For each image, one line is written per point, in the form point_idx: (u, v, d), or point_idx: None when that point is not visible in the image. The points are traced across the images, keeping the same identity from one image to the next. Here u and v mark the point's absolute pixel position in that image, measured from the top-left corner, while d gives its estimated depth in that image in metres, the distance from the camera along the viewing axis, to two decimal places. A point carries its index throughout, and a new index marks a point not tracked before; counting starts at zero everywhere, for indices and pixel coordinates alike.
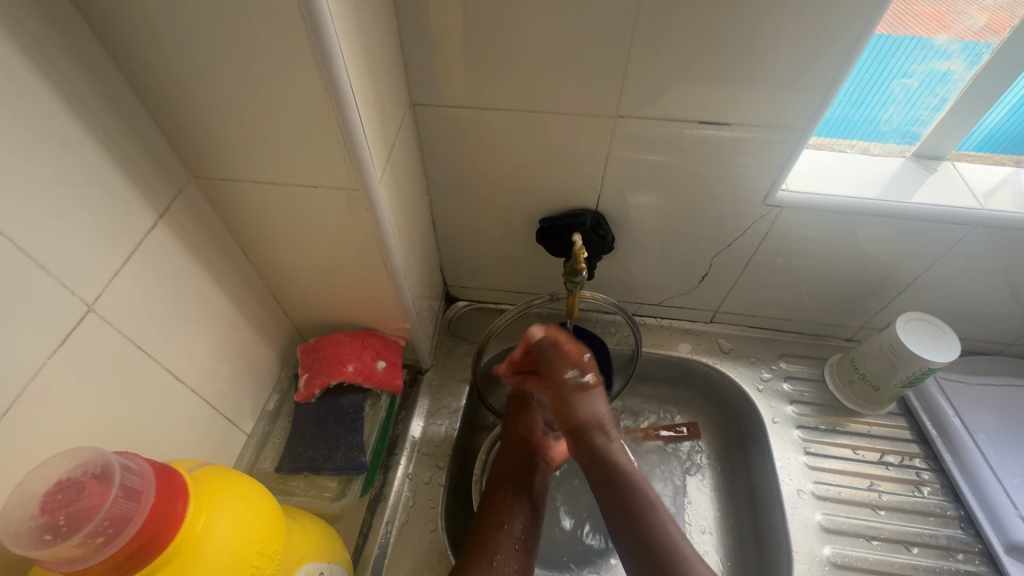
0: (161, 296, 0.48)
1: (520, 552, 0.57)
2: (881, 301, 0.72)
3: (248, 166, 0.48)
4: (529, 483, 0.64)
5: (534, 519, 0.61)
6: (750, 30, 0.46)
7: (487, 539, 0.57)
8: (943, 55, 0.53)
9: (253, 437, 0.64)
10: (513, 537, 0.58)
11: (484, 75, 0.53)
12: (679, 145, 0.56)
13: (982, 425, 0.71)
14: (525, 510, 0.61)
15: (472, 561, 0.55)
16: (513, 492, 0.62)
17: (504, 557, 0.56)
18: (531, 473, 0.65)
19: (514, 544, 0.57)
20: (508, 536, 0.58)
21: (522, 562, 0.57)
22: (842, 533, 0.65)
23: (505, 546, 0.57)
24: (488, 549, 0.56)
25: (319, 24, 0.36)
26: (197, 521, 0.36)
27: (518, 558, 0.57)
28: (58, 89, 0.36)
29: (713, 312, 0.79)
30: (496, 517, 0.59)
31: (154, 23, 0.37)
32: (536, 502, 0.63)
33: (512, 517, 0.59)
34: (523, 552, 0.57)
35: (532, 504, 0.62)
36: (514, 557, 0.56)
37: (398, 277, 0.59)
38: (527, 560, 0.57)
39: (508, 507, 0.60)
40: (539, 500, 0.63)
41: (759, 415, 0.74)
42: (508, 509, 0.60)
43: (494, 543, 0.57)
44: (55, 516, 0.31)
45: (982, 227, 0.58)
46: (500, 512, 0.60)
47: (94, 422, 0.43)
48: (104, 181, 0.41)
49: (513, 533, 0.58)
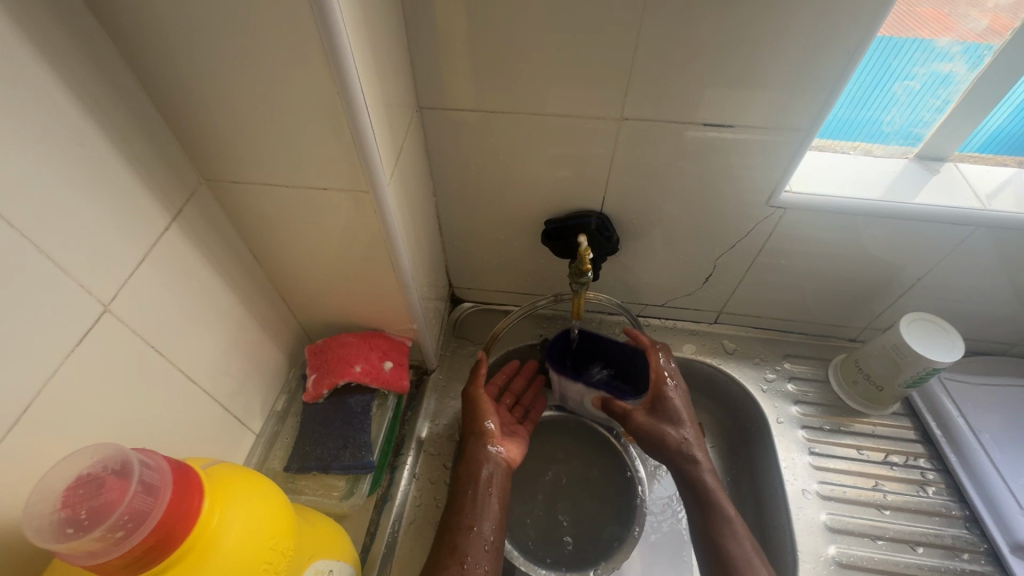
0: (173, 296, 0.48)
1: (490, 552, 0.58)
2: (885, 301, 0.72)
3: (259, 169, 0.48)
4: (497, 480, 0.63)
5: (502, 516, 0.61)
6: (753, 35, 0.47)
7: (459, 541, 0.58)
8: (945, 57, 0.53)
9: (261, 437, 0.65)
10: (483, 538, 0.58)
11: (490, 78, 0.54)
12: (684, 147, 0.57)
13: (987, 425, 0.71)
14: (494, 510, 0.61)
15: (443, 565, 0.55)
16: (480, 493, 0.61)
17: (475, 559, 0.56)
18: (498, 469, 0.64)
19: (483, 544, 0.58)
20: (478, 535, 0.58)
21: (492, 563, 0.57)
22: (847, 533, 0.66)
23: (476, 547, 0.57)
24: (458, 551, 0.57)
25: (332, 30, 0.37)
26: (211, 519, 0.36)
27: (488, 559, 0.57)
28: (75, 93, 0.37)
29: (717, 312, 0.80)
30: (466, 518, 0.59)
31: (169, 28, 0.38)
32: (505, 498, 0.62)
33: (479, 516, 0.60)
34: (494, 552, 0.58)
35: (501, 503, 0.62)
36: (485, 558, 0.57)
37: (406, 278, 0.60)
38: (497, 559, 0.58)
39: (477, 507, 0.60)
40: (507, 497, 0.64)
41: (764, 416, 0.74)
42: (477, 509, 0.60)
43: (464, 545, 0.57)
44: (76, 510, 0.32)
45: (985, 227, 0.59)
46: (467, 512, 0.60)
47: (108, 420, 0.43)
48: (118, 184, 0.42)
49: (483, 534, 0.59)
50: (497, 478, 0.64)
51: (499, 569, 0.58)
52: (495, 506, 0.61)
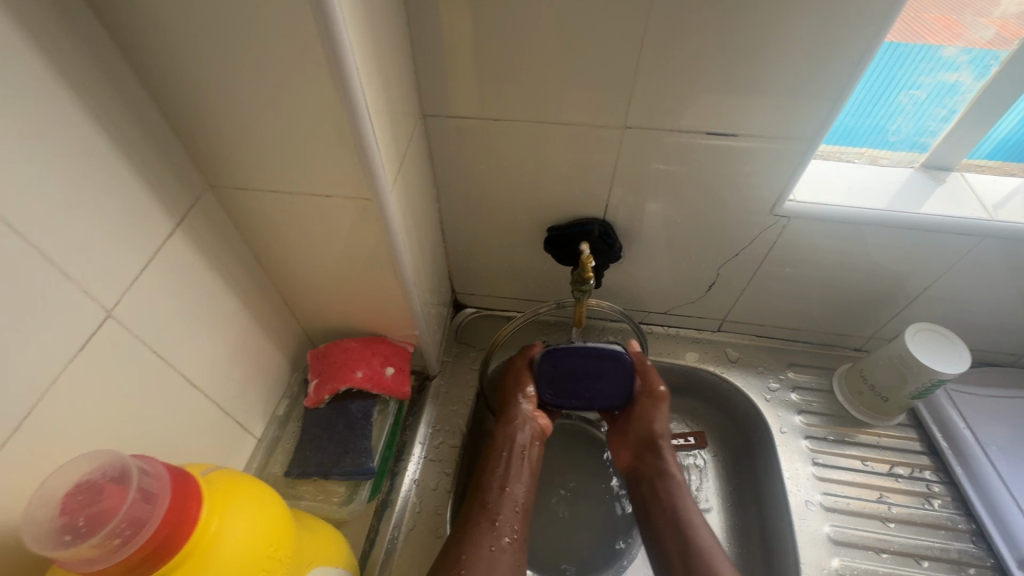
0: (177, 303, 0.49)
1: (520, 513, 0.60)
2: (890, 311, 0.72)
3: (263, 176, 0.49)
4: (532, 450, 0.66)
5: (532, 482, 0.64)
6: (757, 43, 0.47)
7: (490, 499, 0.60)
8: (952, 66, 0.53)
9: (263, 442, 0.65)
10: (514, 499, 0.61)
11: (493, 85, 0.54)
12: (686, 155, 0.57)
13: (994, 437, 0.70)
14: (526, 477, 0.63)
15: (476, 520, 0.57)
16: (515, 459, 0.64)
17: (506, 517, 0.58)
18: (532, 437, 0.67)
19: (514, 505, 0.60)
20: (509, 495, 0.61)
21: (522, 523, 0.59)
22: (851, 545, 0.65)
23: (507, 507, 0.59)
24: (490, 509, 0.59)
25: (335, 39, 0.37)
26: (210, 525, 0.36)
27: (517, 519, 0.59)
28: (82, 100, 0.37)
29: (721, 321, 0.79)
30: (500, 479, 0.62)
31: (172, 36, 0.38)
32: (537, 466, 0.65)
33: (513, 482, 0.62)
34: (523, 514, 0.60)
35: (533, 469, 0.64)
36: (514, 517, 0.59)
37: (408, 284, 0.60)
38: (527, 520, 0.60)
39: (511, 471, 0.63)
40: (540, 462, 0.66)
41: (767, 426, 0.74)
42: (510, 472, 0.63)
43: (495, 503, 0.60)
44: (74, 517, 0.32)
45: (992, 238, 0.58)
46: (499, 475, 0.62)
47: (111, 425, 0.43)
48: (124, 192, 0.42)
49: (513, 496, 0.61)
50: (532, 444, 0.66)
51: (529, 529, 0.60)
52: (524, 472, 0.64)
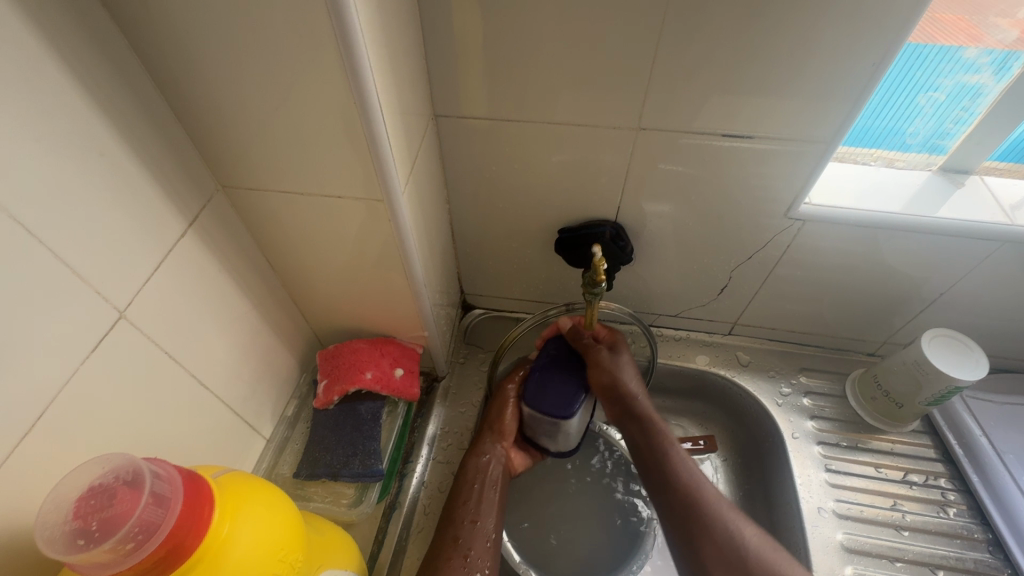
0: (189, 304, 0.49)
1: (490, 548, 0.59)
2: (905, 316, 0.71)
3: (274, 176, 0.48)
4: (501, 482, 0.64)
5: (500, 518, 0.63)
6: (776, 44, 0.46)
7: (462, 533, 0.58)
8: (972, 68, 0.52)
9: (272, 442, 0.65)
10: (486, 533, 0.59)
11: (505, 85, 0.53)
12: (701, 157, 0.56)
13: (1011, 445, 0.69)
14: (496, 509, 0.62)
15: (446, 557, 0.56)
16: (486, 491, 0.62)
17: (478, 553, 0.57)
18: (499, 471, 0.65)
19: (484, 540, 0.59)
20: (480, 530, 0.59)
21: (492, 559, 0.58)
22: (864, 553, 0.64)
23: (479, 541, 0.58)
24: (461, 543, 0.57)
25: (350, 39, 0.37)
26: (222, 528, 0.36)
27: (489, 553, 0.58)
28: (95, 101, 0.37)
29: (732, 324, 0.79)
30: (470, 513, 0.60)
31: (186, 37, 0.38)
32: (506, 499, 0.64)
33: (483, 515, 0.61)
34: (495, 548, 0.59)
35: (502, 503, 0.63)
36: (486, 552, 0.58)
37: (419, 286, 0.59)
38: (497, 556, 0.59)
39: (480, 505, 0.61)
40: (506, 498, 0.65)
41: (778, 431, 0.73)
42: (481, 505, 0.61)
43: (466, 537, 0.58)
44: (87, 521, 0.32)
45: (1011, 243, 0.57)
46: (469, 509, 0.61)
47: (122, 426, 0.43)
48: (137, 192, 0.42)
49: (485, 530, 0.59)
50: (500, 477, 0.65)
51: (499, 565, 0.59)
52: (493, 505, 0.62)
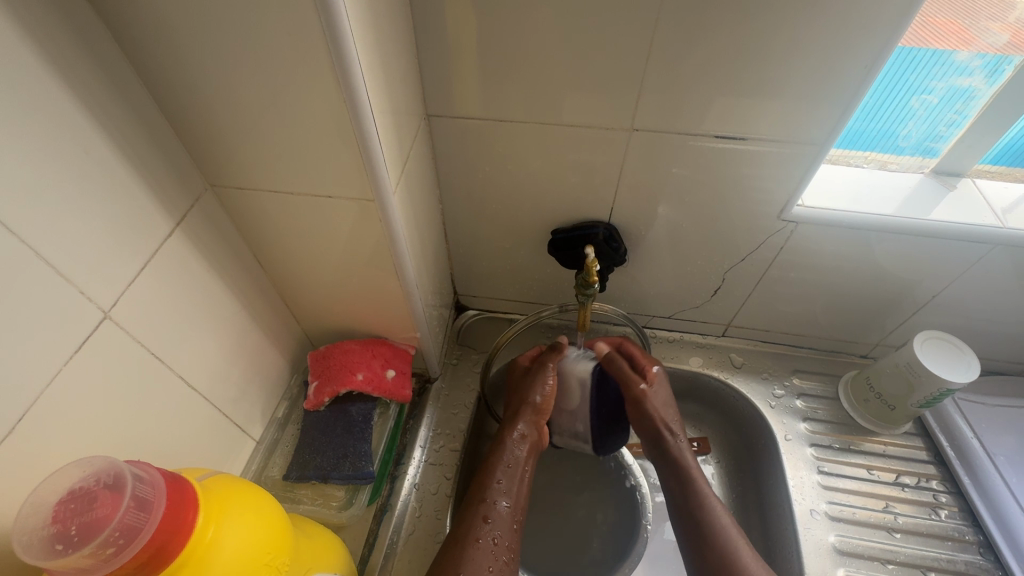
0: (176, 304, 0.48)
1: (514, 531, 0.59)
2: (897, 319, 0.71)
3: (264, 175, 0.48)
4: (531, 463, 0.65)
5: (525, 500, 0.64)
6: (769, 47, 0.46)
7: (489, 512, 0.59)
8: (965, 71, 0.52)
9: (261, 444, 0.64)
10: (512, 515, 0.60)
11: (497, 85, 0.53)
12: (694, 159, 0.56)
13: (1001, 447, 0.69)
14: (522, 490, 0.63)
15: (475, 535, 0.56)
16: (519, 473, 0.63)
17: (504, 535, 0.58)
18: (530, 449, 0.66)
19: (511, 522, 0.59)
20: (507, 511, 0.60)
21: (514, 541, 0.59)
22: (856, 556, 0.64)
23: (503, 521, 0.59)
24: (489, 523, 0.58)
25: (340, 39, 0.37)
26: (206, 533, 0.36)
27: (511, 534, 0.59)
28: (80, 98, 0.37)
29: (725, 326, 0.79)
30: (500, 493, 0.61)
31: (174, 34, 0.38)
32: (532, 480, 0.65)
33: (513, 496, 0.61)
34: (518, 530, 0.60)
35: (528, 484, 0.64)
36: (508, 533, 0.58)
37: (410, 287, 0.59)
38: (518, 539, 0.60)
39: (512, 486, 0.62)
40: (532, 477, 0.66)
41: (772, 433, 0.73)
42: (511, 487, 0.62)
43: (492, 517, 0.58)
44: (66, 526, 0.31)
45: (1002, 246, 0.57)
46: (502, 489, 0.61)
47: (106, 428, 0.43)
48: (123, 191, 0.41)
49: (511, 512, 0.60)
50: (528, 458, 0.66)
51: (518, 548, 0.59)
52: (522, 486, 0.63)
